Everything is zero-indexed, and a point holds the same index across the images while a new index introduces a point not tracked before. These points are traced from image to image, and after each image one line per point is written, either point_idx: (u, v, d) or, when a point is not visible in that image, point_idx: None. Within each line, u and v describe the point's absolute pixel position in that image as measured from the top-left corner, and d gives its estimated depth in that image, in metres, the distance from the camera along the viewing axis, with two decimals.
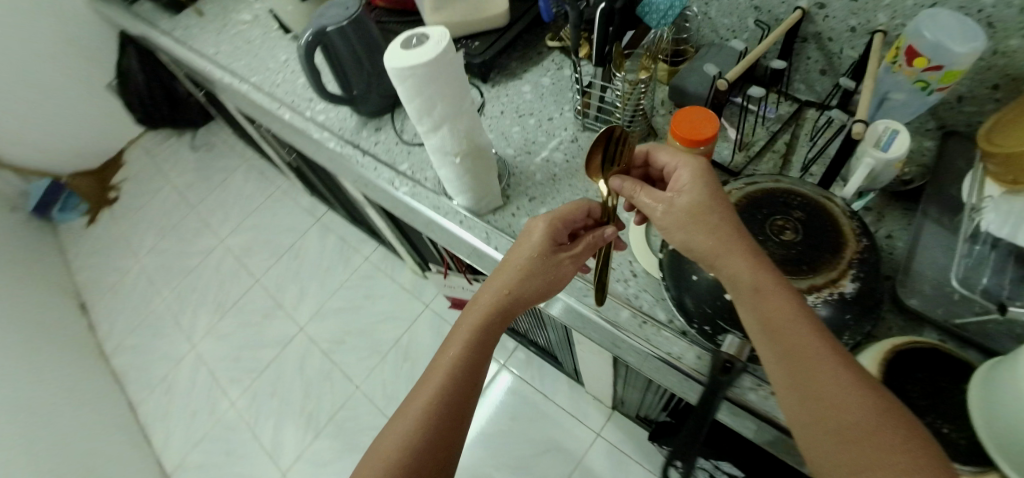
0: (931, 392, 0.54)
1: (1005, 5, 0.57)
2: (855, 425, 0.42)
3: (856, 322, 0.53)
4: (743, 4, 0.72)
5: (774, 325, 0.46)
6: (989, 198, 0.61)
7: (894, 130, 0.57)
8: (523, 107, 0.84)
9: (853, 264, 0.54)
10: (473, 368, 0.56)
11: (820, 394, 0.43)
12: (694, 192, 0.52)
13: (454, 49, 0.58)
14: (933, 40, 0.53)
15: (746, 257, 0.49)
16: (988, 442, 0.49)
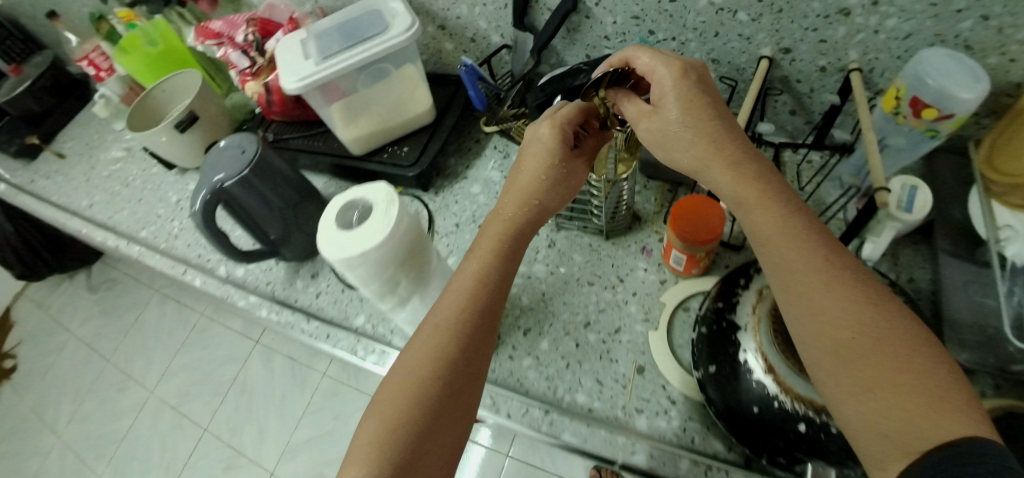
0: None
1: (982, 27, 0.49)
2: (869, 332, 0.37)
3: None
4: (699, 58, 0.64)
5: (774, 234, 0.43)
6: (1009, 227, 0.54)
7: (912, 185, 0.51)
8: (479, 214, 0.72)
9: None
10: (495, 304, 0.48)
11: (831, 308, 0.39)
12: (680, 104, 0.46)
13: (406, 210, 0.46)
14: (938, 86, 0.46)
15: (735, 171, 0.45)
16: None
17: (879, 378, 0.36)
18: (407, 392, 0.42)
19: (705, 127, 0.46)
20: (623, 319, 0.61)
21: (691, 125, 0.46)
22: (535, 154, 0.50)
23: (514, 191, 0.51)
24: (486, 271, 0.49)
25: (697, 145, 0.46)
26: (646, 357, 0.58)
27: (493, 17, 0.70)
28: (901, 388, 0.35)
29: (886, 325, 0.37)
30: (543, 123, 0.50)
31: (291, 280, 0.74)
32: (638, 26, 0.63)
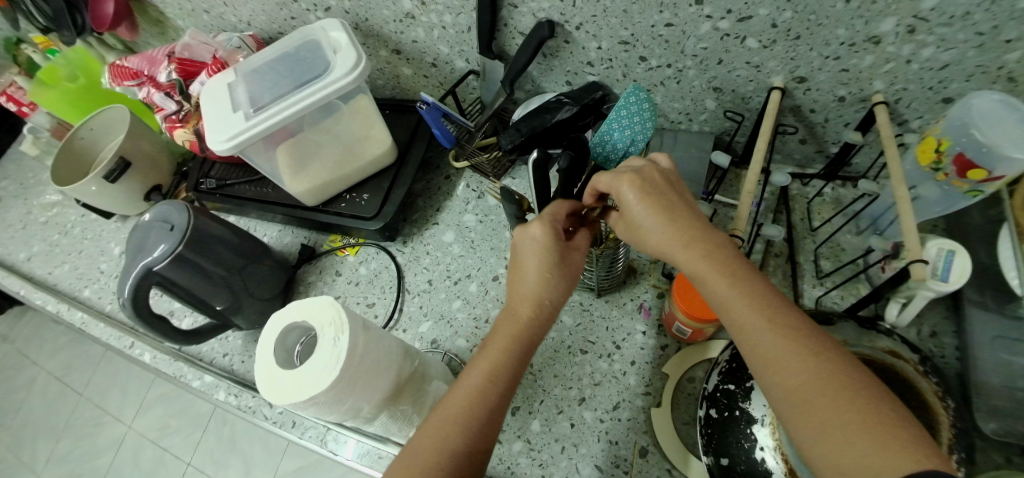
0: None
1: None
2: (817, 373, 0.33)
3: None
4: (698, 86, 0.55)
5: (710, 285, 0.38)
6: None
7: (950, 250, 0.44)
8: (454, 268, 0.66)
9: (956, 447, 0.41)
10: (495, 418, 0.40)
11: (774, 356, 0.34)
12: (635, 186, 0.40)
13: (360, 331, 0.39)
14: (990, 147, 0.39)
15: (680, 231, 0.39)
16: None
17: (836, 419, 0.31)
18: None
19: (663, 205, 0.40)
20: (622, 392, 0.55)
21: (653, 202, 0.40)
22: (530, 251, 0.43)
23: (526, 280, 0.44)
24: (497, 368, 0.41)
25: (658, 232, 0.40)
26: (648, 438, 0.52)
27: (455, 41, 0.60)
28: (862, 428, 0.30)
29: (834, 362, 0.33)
30: (532, 221, 0.43)
31: (249, 352, 0.67)
32: (627, 53, 0.54)
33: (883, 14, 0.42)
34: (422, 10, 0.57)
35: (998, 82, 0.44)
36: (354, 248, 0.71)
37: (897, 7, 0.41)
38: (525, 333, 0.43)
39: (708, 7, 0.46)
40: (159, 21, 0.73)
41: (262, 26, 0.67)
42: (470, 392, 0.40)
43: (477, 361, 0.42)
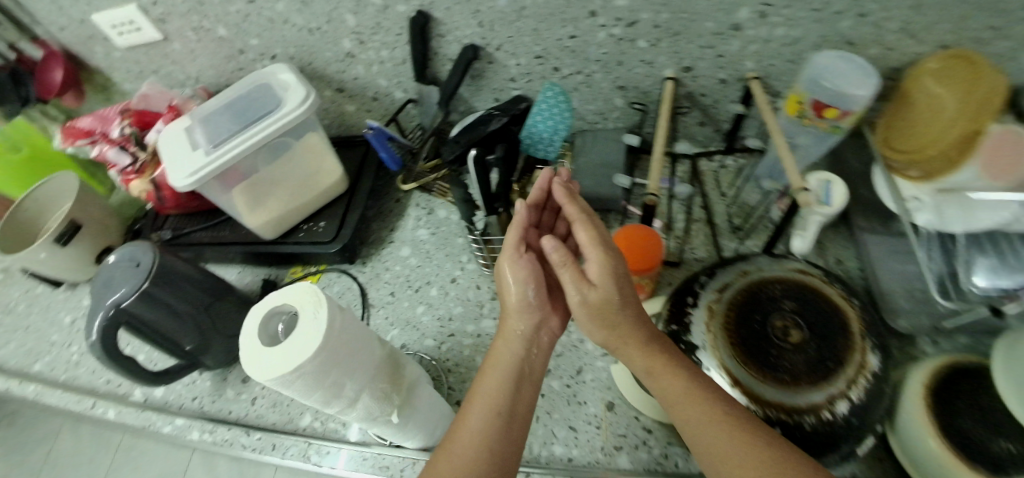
0: (983, 411, 0.48)
1: (860, 22, 0.54)
2: (751, 445, 0.40)
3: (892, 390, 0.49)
4: (606, 87, 0.65)
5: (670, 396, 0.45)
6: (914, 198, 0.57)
7: (826, 180, 0.54)
8: (415, 277, 0.68)
9: (866, 335, 0.49)
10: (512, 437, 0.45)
11: (726, 451, 0.40)
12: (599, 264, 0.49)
13: (338, 307, 0.43)
14: (839, 91, 0.51)
15: (632, 338, 0.48)
16: None
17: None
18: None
19: (606, 317, 0.48)
20: (584, 359, 0.60)
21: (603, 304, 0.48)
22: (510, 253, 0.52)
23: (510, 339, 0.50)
24: (496, 393, 0.46)
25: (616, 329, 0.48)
26: (613, 392, 0.57)
27: (392, 73, 0.68)
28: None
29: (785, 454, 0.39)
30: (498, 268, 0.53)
31: (219, 390, 0.67)
32: (544, 65, 0.64)
33: (737, 6, 0.54)
34: (361, 48, 0.65)
35: (842, 46, 0.57)
36: (316, 275, 0.73)
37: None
38: (519, 362, 0.49)
39: (602, 18, 0.57)
40: (105, 87, 0.77)
41: (210, 80, 0.72)
42: (485, 415, 0.45)
43: (485, 379, 0.48)
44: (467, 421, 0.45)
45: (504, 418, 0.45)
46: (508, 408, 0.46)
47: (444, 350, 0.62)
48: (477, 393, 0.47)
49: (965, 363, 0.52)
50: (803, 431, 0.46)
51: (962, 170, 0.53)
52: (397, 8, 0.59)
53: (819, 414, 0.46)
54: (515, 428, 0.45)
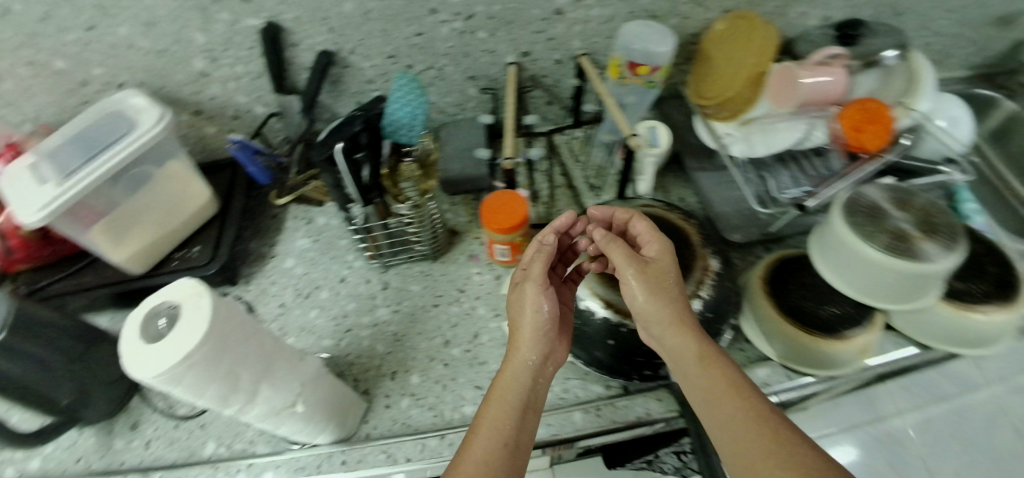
0: (808, 287, 0.60)
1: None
2: (780, 450, 0.41)
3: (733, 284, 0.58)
4: (459, 78, 0.71)
5: (696, 381, 0.46)
6: (728, 134, 0.68)
7: (653, 126, 0.63)
8: (305, 284, 0.69)
9: (704, 243, 0.58)
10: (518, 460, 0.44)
11: (756, 452, 0.42)
12: (659, 251, 0.50)
13: (222, 296, 0.42)
14: (647, 50, 0.60)
15: (677, 325, 0.47)
16: (860, 295, 0.58)
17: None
18: None
19: (664, 291, 0.48)
20: (476, 325, 0.63)
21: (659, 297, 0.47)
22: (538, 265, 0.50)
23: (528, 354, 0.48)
24: (503, 418, 0.45)
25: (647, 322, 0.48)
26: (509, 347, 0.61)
27: (250, 89, 0.69)
28: None
29: (803, 453, 0.41)
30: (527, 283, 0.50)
31: (105, 445, 0.62)
32: (398, 63, 0.68)
33: None
34: (215, 66, 0.65)
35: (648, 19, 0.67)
36: None
37: None
38: (528, 390, 0.47)
39: (442, 14, 0.63)
40: None
41: (47, 119, 0.68)
42: (498, 434, 0.44)
43: (505, 394, 0.46)
44: (484, 438, 0.44)
45: (515, 439, 0.44)
46: (518, 430, 0.45)
47: (343, 347, 0.63)
48: (492, 410, 0.45)
49: (787, 255, 0.64)
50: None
51: (758, 105, 0.67)
52: (246, 22, 0.61)
53: None
54: (523, 447, 0.45)
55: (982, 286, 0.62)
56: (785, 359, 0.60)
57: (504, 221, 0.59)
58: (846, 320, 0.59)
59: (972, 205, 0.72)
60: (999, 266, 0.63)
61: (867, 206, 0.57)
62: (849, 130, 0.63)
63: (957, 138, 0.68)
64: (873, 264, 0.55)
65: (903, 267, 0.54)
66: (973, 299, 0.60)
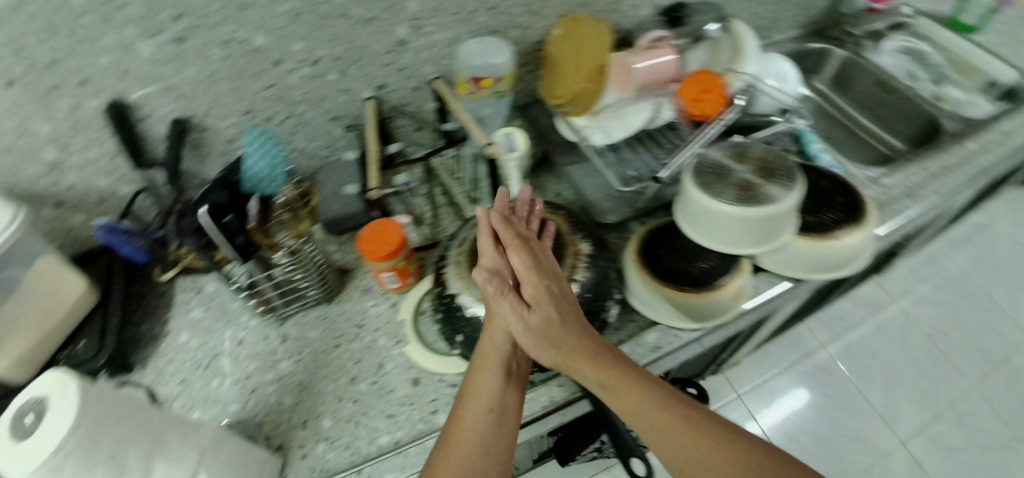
0: (676, 248, 0.65)
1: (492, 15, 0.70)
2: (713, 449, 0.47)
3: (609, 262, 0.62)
4: (322, 121, 0.72)
5: (625, 407, 0.50)
6: (585, 126, 0.74)
7: (508, 132, 0.66)
8: (203, 355, 0.67)
9: (573, 231, 0.61)
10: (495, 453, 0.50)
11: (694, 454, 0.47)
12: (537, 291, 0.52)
13: (92, 378, 0.39)
14: (489, 64, 0.64)
15: (591, 358, 0.51)
16: (722, 245, 0.63)
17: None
18: None
19: (555, 337, 0.51)
20: (380, 355, 0.63)
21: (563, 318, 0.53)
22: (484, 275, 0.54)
23: (490, 363, 0.53)
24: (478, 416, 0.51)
25: (565, 350, 0.52)
26: (415, 369, 0.62)
27: (109, 170, 0.67)
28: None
29: (736, 443, 0.47)
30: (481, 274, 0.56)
31: None
32: (256, 118, 0.69)
33: (392, 25, 0.66)
34: (67, 154, 0.63)
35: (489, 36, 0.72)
36: None
37: (397, 19, 0.65)
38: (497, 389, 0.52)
39: (288, 63, 0.65)
40: None
41: None
42: (471, 445, 0.49)
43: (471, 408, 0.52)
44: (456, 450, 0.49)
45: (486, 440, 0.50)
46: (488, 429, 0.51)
47: (251, 408, 0.62)
48: (461, 426, 0.51)
49: (657, 224, 0.69)
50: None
51: (605, 94, 0.72)
52: (89, 105, 0.60)
53: None
54: (493, 448, 0.50)
55: (833, 214, 0.68)
56: (675, 323, 0.63)
57: (383, 247, 0.61)
58: (714, 272, 0.64)
59: (817, 145, 0.79)
60: (845, 195, 0.70)
61: (710, 166, 0.63)
62: (689, 101, 0.69)
63: (787, 90, 0.75)
64: (724, 217, 0.60)
65: (749, 214, 0.59)
66: (825, 228, 0.67)
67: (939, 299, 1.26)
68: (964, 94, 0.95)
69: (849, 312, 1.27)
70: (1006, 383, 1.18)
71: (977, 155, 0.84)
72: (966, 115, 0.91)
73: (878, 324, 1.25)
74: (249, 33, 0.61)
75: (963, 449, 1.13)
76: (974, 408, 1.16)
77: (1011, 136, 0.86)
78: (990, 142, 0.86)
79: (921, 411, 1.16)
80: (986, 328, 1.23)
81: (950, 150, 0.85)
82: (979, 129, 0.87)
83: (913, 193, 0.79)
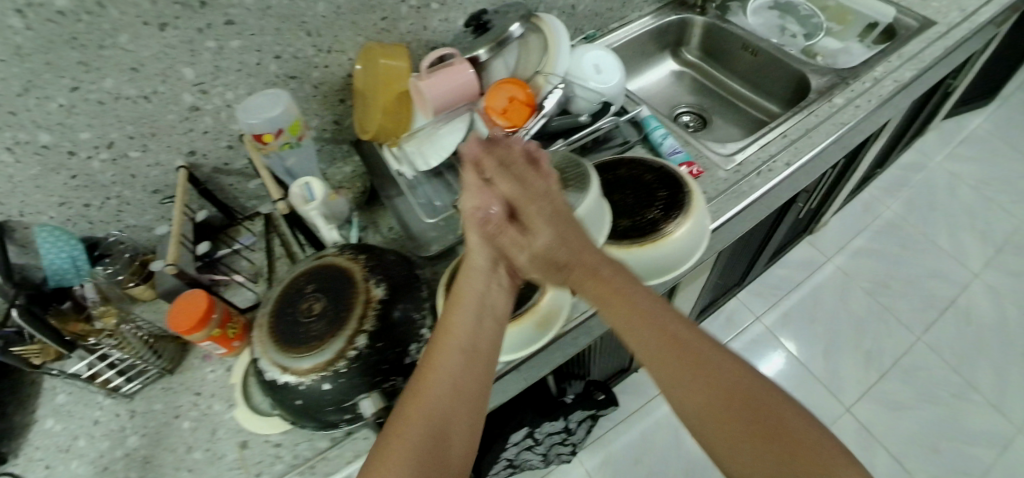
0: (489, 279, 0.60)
1: (281, 63, 0.70)
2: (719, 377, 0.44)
3: (411, 301, 0.60)
4: (143, 195, 0.73)
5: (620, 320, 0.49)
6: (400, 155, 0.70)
7: (307, 182, 0.65)
8: (60, 440, 0.69)
9: (369, 275, 0.60)
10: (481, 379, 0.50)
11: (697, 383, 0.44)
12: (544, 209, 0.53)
13: None
14: (272, 116, 0.63)
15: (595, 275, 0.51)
16: None
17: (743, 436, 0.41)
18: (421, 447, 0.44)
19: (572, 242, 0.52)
20: (214, 421, 0.65)
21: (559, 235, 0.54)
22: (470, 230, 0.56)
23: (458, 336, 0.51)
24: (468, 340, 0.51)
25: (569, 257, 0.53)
26: (244, 432, 0.63)
27: None
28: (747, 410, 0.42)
29: (727, 379, 0.43)
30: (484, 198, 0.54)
31: None
32: (73, 206, 0.69)
33: (176, 95, 0.66)
34: None
35: (288, 82, 0.72)
36: None
37: (180, 87, 0.66)
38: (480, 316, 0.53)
39: (85, 151, 0.65)
40: None
41: None
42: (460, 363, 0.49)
43: (435, 381, 0.48)
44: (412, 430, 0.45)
45: (440, 429, 0.46)
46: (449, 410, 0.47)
47: None
48: (418, 413, 0.46)
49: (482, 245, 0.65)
50: (343, 374, 0.55)
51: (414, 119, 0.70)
52: None
53: (347, 355, 0.55)
54: (451, 436, 0.47)
55: (653, 214, 0.62)
56: None
57: (189, 320, 0.61)
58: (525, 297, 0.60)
59: (658, 132, 0.74)
60: (667, 188, 0.63)
61: None
62: (496, 112, 0.66)
63: (605, 81, 0.70)
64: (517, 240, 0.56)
65: None
66: (642, 232, 0.61)
67: (874, 250, 1.22)
68: (840, 44, 0.92)
69: (783, 279, 1.22)
70: (954, 326, 1.13)
71: (846, 108, 0.78)
72: (836, 66, 0.88)
73: (814, 285, 1.20)
74: (32, 134, 0.60)
75: (916, 407, 1.06)
76: (922, 361, 1.10)
77: (882, 82, 0.79)
78: (861, 92, 0.79)
79: (866, 372, 1.10)
80: (927, 272, 1.18)
81: (816, 109, 0.78)
82: (850, 80, 0.81)
83: (766, 169, 0.71)
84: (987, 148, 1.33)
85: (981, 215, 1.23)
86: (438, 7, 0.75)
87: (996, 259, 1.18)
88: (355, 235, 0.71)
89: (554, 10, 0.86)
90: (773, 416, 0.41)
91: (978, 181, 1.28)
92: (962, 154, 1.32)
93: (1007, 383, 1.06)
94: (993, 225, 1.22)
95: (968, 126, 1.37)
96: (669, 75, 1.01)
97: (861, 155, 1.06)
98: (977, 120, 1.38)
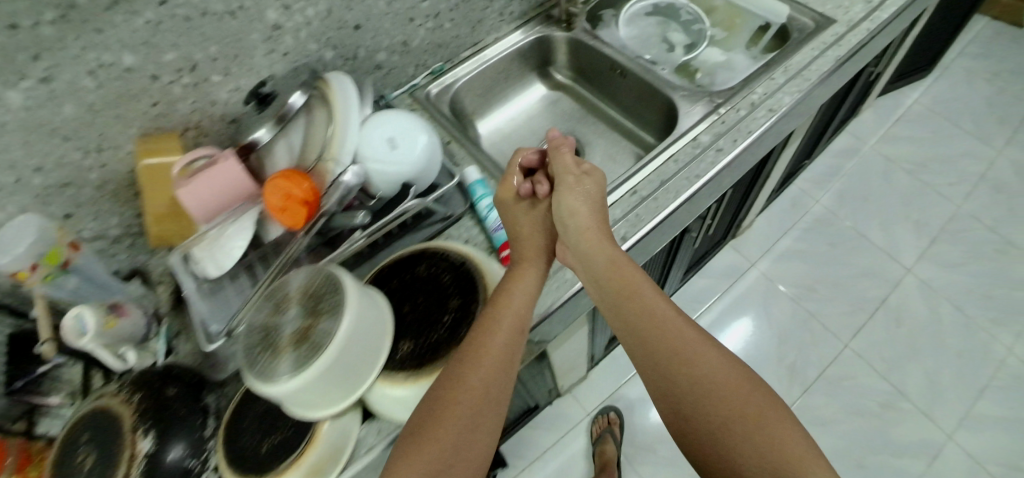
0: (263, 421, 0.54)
1: (47, 175, 0.61)
2: (715, 368, 0.49)
3: (189, 447, 0.54)
4: None
5: (637, 301, 0.54)
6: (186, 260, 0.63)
7: (76, 314, 0.59)
8: None
9: (139, 422, 0.54)
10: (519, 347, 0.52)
11: (698, 370, 0.48)
12: (582, 184, 0.60)
13: None
14: (27, 247, 0.57)
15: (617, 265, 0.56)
16: (308, 412, 0.50)
17: (712, 419, 0.46)
18: (460, 402, 0.48)
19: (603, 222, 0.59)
20: None
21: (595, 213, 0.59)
22: (533, 202, 0.63)
23: (514, 294, 0.54)
24: (523, 297, 0.54)
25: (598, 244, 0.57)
26: None
27: None
28: (727, 407, 0.46)
29: (721, 374, 0.48)
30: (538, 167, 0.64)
31: None
32: None
33: None
34: None
35: (64, 190, 0.63)
36: None
37: None
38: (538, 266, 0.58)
39: None
40: None
41: None
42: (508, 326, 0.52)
43: (497, 322, 0.51)
44: (458, 405, 0.48)
45: (490, 388, 0.49)
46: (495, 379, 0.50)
47: None
48: (466, 369, 0.49)
49: None
50: None
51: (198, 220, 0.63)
52: None
53: None
54: (490, 403, 0.49)
55: (441, 332, 0.53)
56: None
57: None
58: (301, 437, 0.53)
59: (482, 204, 0.65)
60: (462, 295, 0.55)
61: (257, 332, 0.50)
62: (273, 212, 0.57)
63: (403, 157, 0.60)
64: (284, 395, 0.47)
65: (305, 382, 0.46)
66: (432, 355, 0.52)
67: (800, 251, 1.18)
68: (723, 56, 0.79)
69: (706, 288, 1.15)
70: (883, 329, 1.08)
71: (708, 150, 0.67)
72: (712, 88, 0.74)
73: (737, 295, 1.14)
74: None
75: (843, 421, 1.00)
76: (849, 370, 1.05)
77: (758, 110, 0.69)
78: (725, 132, 0.68)
79: (790, 386, 1.04)
80: (860, 271, 1.15)
81: (677, 151, 0.67)
82: (723, 108, 0.70)
83: None
84: (926, 127, 1.34)
85: (914, 202, 1.23)
86: (221, 78, 0.66)
87: (931, 250, 1.16)
88: (161, 349, 0.65)
89: (379, 52, 0.75)
90: (751, 416, 0.45)
91: (915, 163, 1.28)
92: (896, 133, 1.33)
93: (936, 388, 1.02)
94: (928, 214, 1.21)
95: (905, 101, 1.38)
96: (537, 101, 0.89)
97: (774, 164, 0.92)
98: (896, 113, 1.37)
